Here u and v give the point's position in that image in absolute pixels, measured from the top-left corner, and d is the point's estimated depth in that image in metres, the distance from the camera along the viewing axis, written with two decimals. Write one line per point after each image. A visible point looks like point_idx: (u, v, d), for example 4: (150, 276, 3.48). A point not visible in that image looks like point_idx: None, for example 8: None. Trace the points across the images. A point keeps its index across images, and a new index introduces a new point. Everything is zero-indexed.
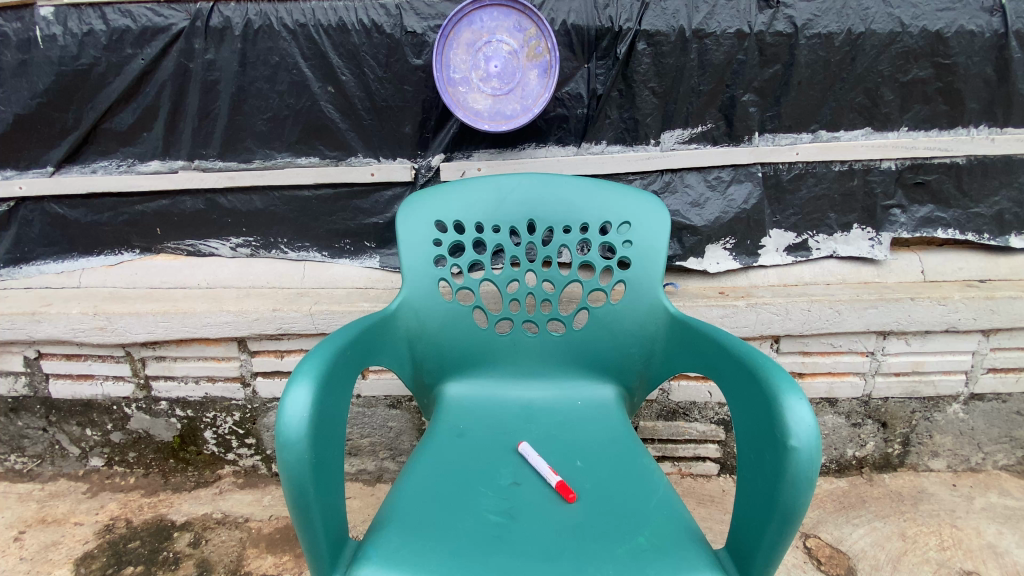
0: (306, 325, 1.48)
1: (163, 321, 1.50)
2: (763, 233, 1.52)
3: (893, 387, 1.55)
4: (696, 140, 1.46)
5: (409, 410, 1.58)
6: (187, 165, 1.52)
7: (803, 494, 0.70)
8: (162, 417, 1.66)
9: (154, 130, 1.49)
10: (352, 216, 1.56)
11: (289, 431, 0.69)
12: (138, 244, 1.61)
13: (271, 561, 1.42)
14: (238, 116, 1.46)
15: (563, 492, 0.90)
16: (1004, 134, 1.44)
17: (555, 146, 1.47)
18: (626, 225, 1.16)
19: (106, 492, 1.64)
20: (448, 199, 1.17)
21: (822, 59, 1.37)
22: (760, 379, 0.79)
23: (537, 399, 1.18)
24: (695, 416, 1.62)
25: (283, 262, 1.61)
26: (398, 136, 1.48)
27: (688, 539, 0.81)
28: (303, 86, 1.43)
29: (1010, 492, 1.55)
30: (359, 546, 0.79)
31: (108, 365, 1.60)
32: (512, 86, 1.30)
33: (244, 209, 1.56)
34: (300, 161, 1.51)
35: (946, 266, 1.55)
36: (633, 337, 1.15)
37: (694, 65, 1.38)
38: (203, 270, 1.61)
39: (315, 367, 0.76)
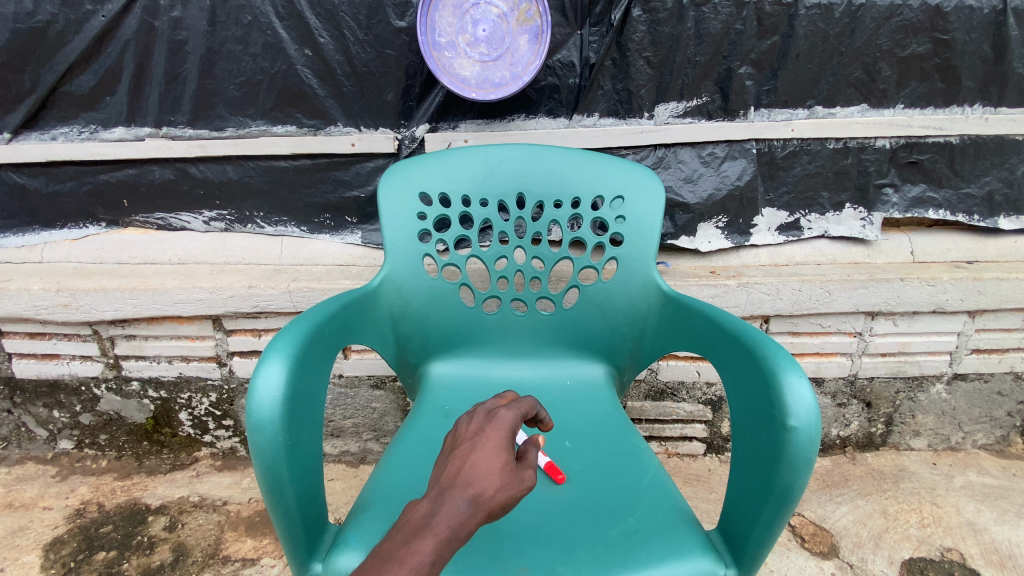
0: (284, 303, 1.42)
1: (132, 298, 1.43)
2: (755, 212, 1.49)
3: (879, 367, 1.55)
4: (691, 114, 1.41)
5: (393, 391, 1.53)
6: (155, 133, 1.43)
7: (800, 476, 0.68)
8: (134, 398, 1.60)
9: (118, 94, 1.39)
10: (332, 189, 1.48)
11: (261, 413, 0.64)
12: (104, 217, 1.53)
13: (251, 544, 1.38)
14: (209, 79, 1.37)
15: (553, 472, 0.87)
16: (998, 113, 1.43)
17: (546, 118, 1.41)
18: (619, 200, 1.11)
19: (76, 476, 1.58)
20: (433, 171, 1.11)
21: (821, 31, 1.33)
22: (758, 357, 0.76)
23: (525, 378, 1.15)
24: (683, 396, 1.61)
25: (259, 237, 1.53)
26: (380, 105, 1.40)
27: (680, 521, 0.78)
28: (278, 48, 1.34)
29: (989, 470, 1.57)
30: (339, 531, 0.75)
31: (75, 344, 1.53)
32: (500, 51, 1.23)
33: (216, 180, 1.48)
34: (276, 129, 1.42)
35: (935, 248, 1.55)
36: (624, 316, 1.12)
37: (690, 34, 1.33)
38: (175, 245, 1.53)
39: (289, 345, 0.71)
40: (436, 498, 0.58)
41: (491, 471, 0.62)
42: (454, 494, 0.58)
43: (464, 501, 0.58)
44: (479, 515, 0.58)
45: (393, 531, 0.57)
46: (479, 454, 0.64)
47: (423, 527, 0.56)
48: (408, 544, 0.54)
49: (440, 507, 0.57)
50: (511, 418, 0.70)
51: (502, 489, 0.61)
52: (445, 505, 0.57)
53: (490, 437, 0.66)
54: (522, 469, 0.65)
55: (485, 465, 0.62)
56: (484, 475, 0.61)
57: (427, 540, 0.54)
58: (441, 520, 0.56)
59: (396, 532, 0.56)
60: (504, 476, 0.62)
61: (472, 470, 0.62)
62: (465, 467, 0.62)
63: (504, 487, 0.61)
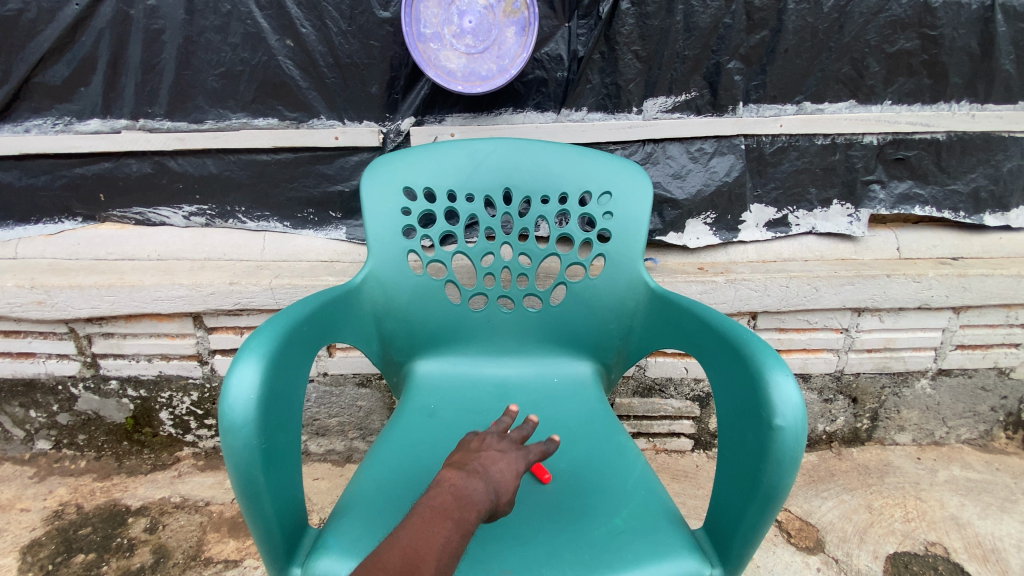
0: (266, 300, 1.39)
1: (109, 294, 1.39)
2: (744, 208, 1.49)
3: (865, 363, 1.56)
4: (680, 109, 1.40)
5: (379, 389, 1.51)
6: (131, 125, 1.39)
7: (786, 475, 0.67)
8: (113, 398, 1.56)
9: (93, 85, 1.35)
10: (316, 183, 1.45)
11: (234, 414, 0.62)
12: (80, 211, 1.48)
13: (233, 546, 1.36)
14: (188, 70, 1.33)
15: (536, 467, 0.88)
16: (984, 110, 1.43)
17: (534, 112, 1.39)
18: (607, 195, 1.10)
19: (54, 477, 1.54)
20: (417, 165, 1.09)
21: (810, 26, 1.32)
22: (745, 355, 0.75)
23: (512, 376, 1.13)
24: (671, 392, 1.61)
25: (241, 232, 1.50)
26: (364, 97, 1.37)
27: (666, 520, 0.77)
28: (258, 38, 1.31)
29: (972, 464, 1.59)
30: (319, 534, 0.74)
31: (50, 342, 1.49)
32: (487, 43, 1.21)
33: (196, 173, 1.44)
34: (257, 122, 1.39)
35: (921, 244, 1.55)
36: (612, 313, 1.11)
37: (679, 28, 1.31)
38: (153, 240, 1.49)
39: (265, 345, 0.69)
40: (476, 482, 0.68)
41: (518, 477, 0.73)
42: (490, 485, 0.69)
43: (495, 491, 0.69)
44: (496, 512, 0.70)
45: (438, 494, 0.66)
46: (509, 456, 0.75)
47: (465, 502, 0.66)
48: (453, 510, 0.64)
49: (479, 491, 0.68)
50: (537, 452, 0.78)
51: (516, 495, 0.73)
52: (484, 492, 0.68)
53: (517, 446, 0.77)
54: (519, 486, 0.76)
55: (515, 469, 0.74)
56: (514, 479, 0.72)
57: (469, 515, 0.65)
58: (481, 501, 0.67)
59: (443, 496, 0.66)
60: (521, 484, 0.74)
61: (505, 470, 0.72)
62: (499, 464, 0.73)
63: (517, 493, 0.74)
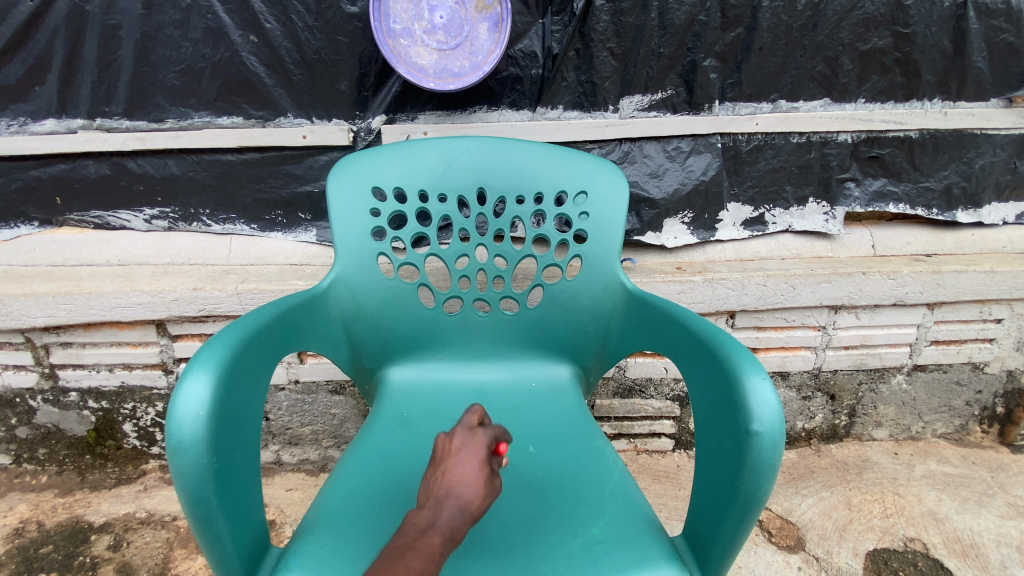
0: (233, 306, 1.34)
1: (66, 302, 1.32)
2: (721, 207, 1.48)
3: (842, 360, 1.57)
4: (656, 107, 1.39)
5: (353, 395, 1.47)
6: (88, 125, 1.33)
7: (764, 482, 0.66)
8: (73, 410, 1.49)
9: (47, 83, 1.29)
10: (284, 184, 1.41)
11: (182, 433, 0.58)
12: (35, 215, 1.42)
13: (202, 561, 1.30)
14: (146, 67, 1.28)
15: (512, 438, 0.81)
16: (956, 107, 1.45)
17: (509, 110, 1.37)
18: (583, 195, 1.08)
19: (13, 493, 1.46)
20: (386, 165, 1.05)
21: (785, 24, 1.32)
22: (721, 358, 0.74)
23: (488, 381, 1.10)
24: (651, 393, 1.60)
25: (206, 236, 1.45)
26: (333, 95, 1.33)
27: (645, 528, 0.75)
28: (221, 34, 1.26)
29: (948, 458, 1.61)
30: (281, 554, 0.70)
31: (6, 353, 1.42)
32: (459, 39, 1.18)
33: (158, 174, 1.38)
34: (221, 120, 1.34)
35: (895, 241, 1.57)
36: (589, 314, 1.09)
37: (654, 25, 1.30)
38: (114, 245, 1.43)
39: (217, 356, 0.65)
40: (437, 511, 0.62)
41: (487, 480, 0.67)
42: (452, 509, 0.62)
43: (462, 511, 0.63)
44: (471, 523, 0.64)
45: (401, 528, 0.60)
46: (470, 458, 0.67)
47: (430, 534, 0.59)
48: (418, 546, 0.58)
49: (443, 523, 0.61)
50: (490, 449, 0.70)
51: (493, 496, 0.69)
52: (449, 516, 0.62)
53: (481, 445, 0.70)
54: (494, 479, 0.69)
55: (473, 473, 0.66)
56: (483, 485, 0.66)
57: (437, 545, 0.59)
58: (449, 528, 0.61)
59: (406, 530, 0.60)
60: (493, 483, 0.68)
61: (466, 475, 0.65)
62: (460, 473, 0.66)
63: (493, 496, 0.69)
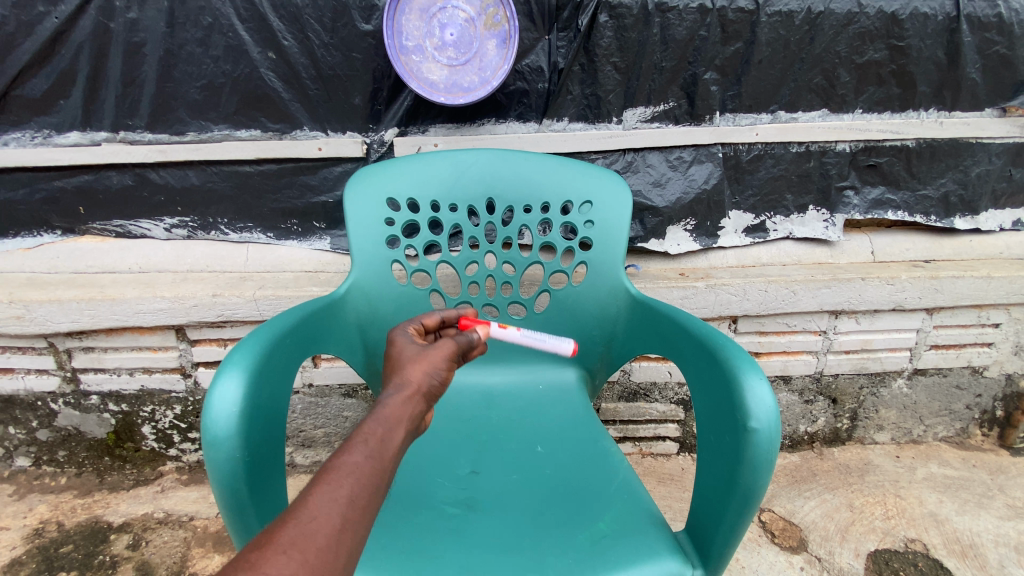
0: (250, 312, 1.38)
1: (89, 309, 1.37)
2: (722, 214, 1.52)
3: (843, 364, 1.59)
4: (658, 118, 1.43)
5: (365, 399, 1.51)
6: (111, 138, 1.38)
7: (762, 476, 0.69)
8: (93, 413, 1.54)
9: (73, 98, 1.34)
10: (299, 194, 1.46)
11: (217, 428, 0.63)
12: (59, 224, 1.47)
13: (219, 560, 1.34)
14: (169, 83, 1.33)
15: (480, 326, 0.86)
16: (951, 117, 1.49)
17: (516, 122, 1.42)
18: (588, 204, 1.12)
19: (34, 494, 1.51)
20: (400, 176, 1.10)
21: (782, 38, 1.36)
22: (720, 359, 0.77)
23: (497, 384, 1.14)
24: (655, 396, 1.64)
25: (224, 244, 1.50)
26: (347, 109, 1.38)
27: (649, 523, 0.78)
28: (240, 51, 1.31)
29: (949, 461, 1.63)
30: None
31: (29, 357, 1.46)
32: (468, 55, 1.23)
33: (178, 185, 1.43)
34: (240, 133, 1.39)
35: (894, 248, 1.60)
36: (594, 319, 1.13)
37: (656, 40, 1.34)
38: (135, 253, 1.48)
39: (248, 358, 0.69)
40: (355, 444, 0.56)
41: (425, 352, 0.70)
42: (375, 438, 0.57)
43: (386, 435, 0.58)
44: (424, 390, 0.66)
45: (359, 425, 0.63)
46: (403, 349, 0.72)
47: (353, 470, 0.53)
48: (341, 483, 0.51)
49: (365, 452, 0.55)
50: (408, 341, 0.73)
51: (448, 361, 0.71)
52: (381, 405, 0.62)
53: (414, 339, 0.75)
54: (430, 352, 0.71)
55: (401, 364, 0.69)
56: (421, 356, 0.69)
57: (363, 480, 0.53)
58: (373, 461, 0.55)
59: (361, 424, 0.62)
60: (438, 348, 0.71)
61: (401, 360, 0.70)
62: (396, 362, 0.70)
63: (451, 359, 0.72)
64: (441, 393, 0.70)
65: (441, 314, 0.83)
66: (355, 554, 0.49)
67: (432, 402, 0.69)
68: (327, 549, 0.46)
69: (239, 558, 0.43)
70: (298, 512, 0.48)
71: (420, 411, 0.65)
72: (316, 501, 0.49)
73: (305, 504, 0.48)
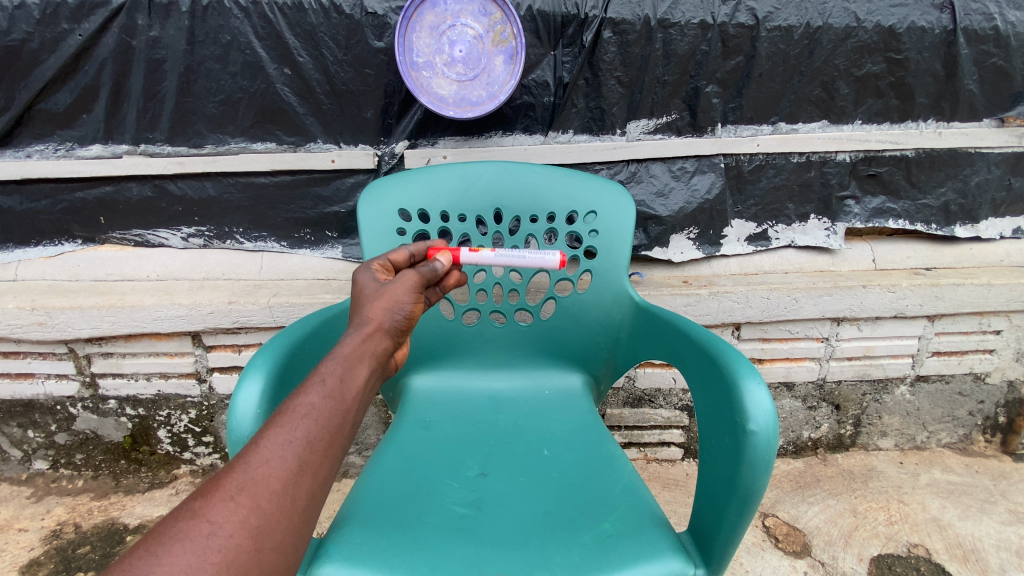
0: (265, 318, 1.43)
1: (109, 315, 1.42)
2: (725, 223, 1.55)
3: (846, 371, 1.61)
4: (661, 130, 1.47)
5: (375, 403, 1.55)
6: (132, 150, 1.43)
7: (760, 477, 0.72)
8: (111, 417, 1.58)
9: (95, 112, 1.40)
10: (313, 205, 1.50)
11: (240, 429, 0.67)
12: (80, 234, 1.52)
13: None
14: (188, 98, 1.39)
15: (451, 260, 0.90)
16: (950, 127, 1.52)
17: (522, 134, 1.46)
18: (592, 214, 1.15)
19: (52, 497, 1.55)
20: (411, 187, 1.14)
21: (782, 52, 1.40)
22: (721, 364, 0.80)
23: (504, 389, 1.17)
24: (660, 402, 1.66)
25: (239, 252, 1.54)
26: (359, 122, 1.43)
27: (653, 524, 0.81)
28: (257, 67, 1.36)
29: (952, 467, 1.64)
30: (319, 544, 0.77)
31: (50, 363, 1.51)
32: (476, 71, 1.27)
33: (196, 196, 1.48)
34: (256, 146, 1.44)
35: (895, 256, 1.62)
36: (599, 326, 1.16)
37: (658, 55, 1.38)
38: (153, 261, 1.53)
39: (269, 362, 0.73)
40: (311, 387, 0.59)
41: (383, 287, 0.74)
42: (332, 382, 0.61)
43: (344, 378, 0.62)
44: (385, 325, 0.71)
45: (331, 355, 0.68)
46: (364, 286, 0.75)
47: (305, 417, 0.56)
48: (292, 431, 0.55)
49: (320, 394, 0.58)
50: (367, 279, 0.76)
51: (410, 293, 0.75)
52: (340, 344, 0.66)
53: (376, 275, 0.78)
54: (389, 286, 0.74)
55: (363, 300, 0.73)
56: (380, 292, 0.73)
57: (315, 426, 0.56)
58: (327, 407, 0.58)
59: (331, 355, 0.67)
60: (397, 282, 0.74)
61: (362, 298, 0.73)
62: (358, 299, 0.74)
63: (413, 291, 0.75)
64: (407, 324, 0.75)
65: (407, 250, 0.87)
66: (311, 495, 0.53)
67: (397, 333, 0.73)
68: (280, 489, 0.51)
69: (188, 503, 0.48)
70: (248, 460, 0.52)
71: (383, 345, 0.70)
72: (265, 450, 0.52)
73: (254, 453, 0.52)
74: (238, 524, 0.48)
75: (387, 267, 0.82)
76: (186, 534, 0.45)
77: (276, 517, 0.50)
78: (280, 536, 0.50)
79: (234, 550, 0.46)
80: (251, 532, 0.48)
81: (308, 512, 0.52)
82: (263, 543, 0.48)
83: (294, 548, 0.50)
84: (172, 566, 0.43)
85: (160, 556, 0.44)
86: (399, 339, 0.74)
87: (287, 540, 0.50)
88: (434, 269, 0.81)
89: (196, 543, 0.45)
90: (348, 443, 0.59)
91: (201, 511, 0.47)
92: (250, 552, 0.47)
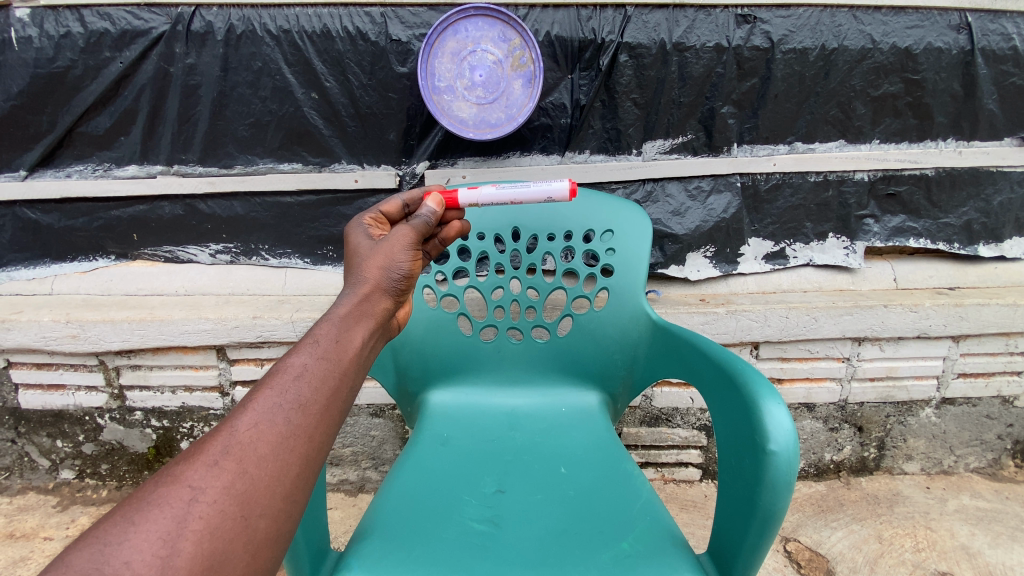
0: (287, 333, 1.46)
1: (139, 328, 1.47)
2: (742, 242, 1.55)
3: (868, 392, 1.58)
4: (677, 150, 1.49)
5: (392, 418, 1.56)
6: (165, 171, 1.50)
7: (781, 499, 0.71)
8: (136, 428, 1.62)
9: (132, 134, 1.46)
10: (335, 223, 1.55)
11: None
12: (113, 250, 1.58)
13: None
14: (220, 120, 1.45)
15: (448, 207, 0.90)
16: (970, 146, 1.51)
17: (540, 155, 1.48)
18: (609, 233, 1.17)
19: (77, 506, 1.58)
20: None
21: (798, 73, 1.41)
22: (740, 384, 0.81)
23: (521, 406, 1.18)
24: (678, 421, 1.65)
25: (264, 269, 1.59)
26: (382, 143, 1.48)
27: (670, 544, 0.80)
28: (286, 92, 1.42)
29: (982, 493, 1.59)
30: (341, 556, 0.78)
31: (80, 374, 1.56)
32: (496, 94, 1.31)
33: (224, 215, 1.54)
34: (283, 166, 1.50)
35: (917, 275, 1.60)
36: (616, 344, 1.17)
37: (674, 77, 1.41)
38: (181, 277, 1.58)
39: None
40: (304, 348, 0.60)
41: (378, 246, 0.75)
42: (325, 345, 0.62)
43: (338, 340, 0.63)
44: (383, 286, 0.73)
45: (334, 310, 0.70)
46: (360, 244, 0.77)
47: (294, 381, 0.57)
48: (281, 395, 0.55)
49: (313, 355, 0.60)
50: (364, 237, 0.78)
51: (408, 251, 0.75)
52: (337, 305, 0.68)
53: (369, 231, 0.81)
54: (387, 241, 0.75)
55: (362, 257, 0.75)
56: (376, 251, 0.74)
57: (305, 390, 0.57)
58: (318, 370, 0.59)
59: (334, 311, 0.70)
60: (392, 240, 0.75)
61: (359, 255, 0.75)
62: (355, 257, 0.76)
63: (410, 248, 0.76)
64: (406, 282, 0.75)
65: (401, 199, 0.89)
66: (301, 460, 0.54)
67: (397, 292, 0.75)
68: (270, 452, 0.52)
69: (172, 468, 0.50)
70: (234, 425, 0.53)
71: (380, 305, 0.72)
72: (251, 415, 0.53)
73: (241, 418, 0.53)
74: (222, 489, 0.49)
75: (381, 221, 0.85)
76: (167, 500, 0.47)
77: (261, 484, 0.51)
78: (269, 502, 0.51)
79: (218, 516, 0.48)
80: (237, 498, 0.49)
81: (300, 477, 0.54)
82: (250, 509, 0.50)
83: (284, 515, 0.52)
84: (151, 533, 0.45)
85: (138, 523, 0.46)
86: (399, 297, 0.76)
87: (277, 506, 0.51)
88: (431, 218, 0.81)
89: (177, 508, 0.47)
90: (341, 407, 0.60)
91: (182, 476, 0.49)
92: (236, 518, 0.49)
